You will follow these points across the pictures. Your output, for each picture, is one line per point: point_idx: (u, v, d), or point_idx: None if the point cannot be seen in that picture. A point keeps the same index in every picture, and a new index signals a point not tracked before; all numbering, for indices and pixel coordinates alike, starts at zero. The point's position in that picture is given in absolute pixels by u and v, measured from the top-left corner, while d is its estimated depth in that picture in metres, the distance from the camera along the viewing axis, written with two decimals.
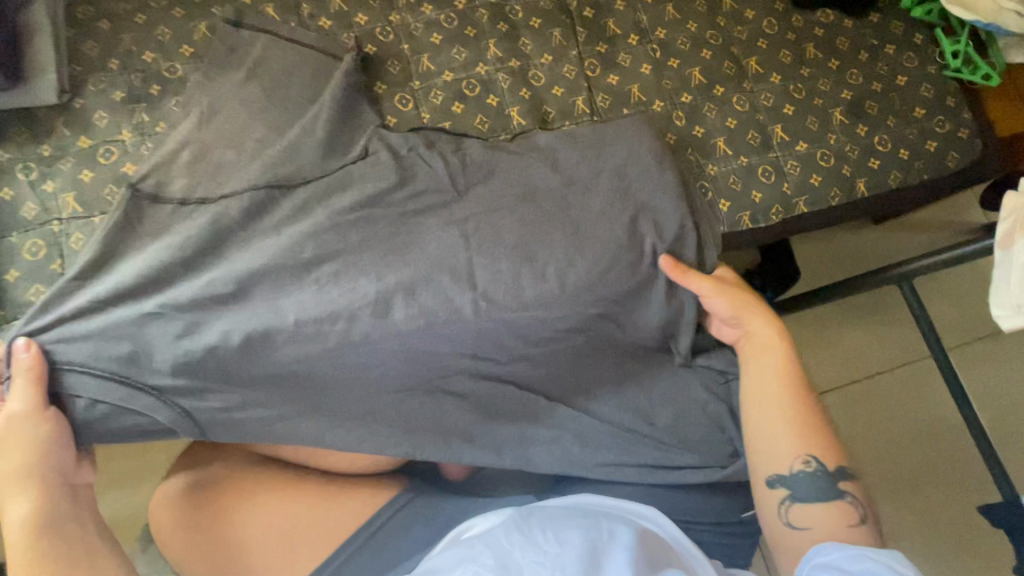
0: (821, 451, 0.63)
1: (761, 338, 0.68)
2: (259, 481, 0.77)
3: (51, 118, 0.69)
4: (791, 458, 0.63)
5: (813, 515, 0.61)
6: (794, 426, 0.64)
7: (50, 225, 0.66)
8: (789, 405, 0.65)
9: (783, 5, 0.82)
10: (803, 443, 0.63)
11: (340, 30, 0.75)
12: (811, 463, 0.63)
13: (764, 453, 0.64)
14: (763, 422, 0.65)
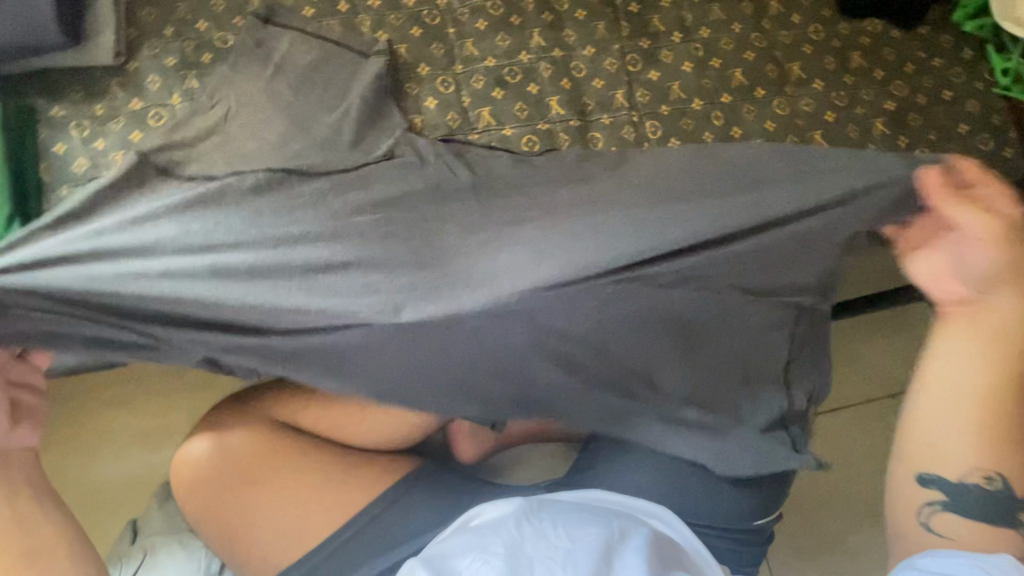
0: (1009, 472, 0.60)
1: (1005, 322, 0.63)
2: (276, 447, 0.78)
3: (105, 78, 0.71)
4: (968, 468, 0.61)
5: (962, 529, 0.60)
6: (981, 426, 0.62)
7: (99, 181, 0.68)
8: (984, 409, 0.62)
9: (831, 12, 0.81)
10: (981, 457, 0.61)
11: (388, 11, 0.76)
12: (995, 482, 0.60)
13: (943, 446, 0.63)
14: (953, 419, 0.63)
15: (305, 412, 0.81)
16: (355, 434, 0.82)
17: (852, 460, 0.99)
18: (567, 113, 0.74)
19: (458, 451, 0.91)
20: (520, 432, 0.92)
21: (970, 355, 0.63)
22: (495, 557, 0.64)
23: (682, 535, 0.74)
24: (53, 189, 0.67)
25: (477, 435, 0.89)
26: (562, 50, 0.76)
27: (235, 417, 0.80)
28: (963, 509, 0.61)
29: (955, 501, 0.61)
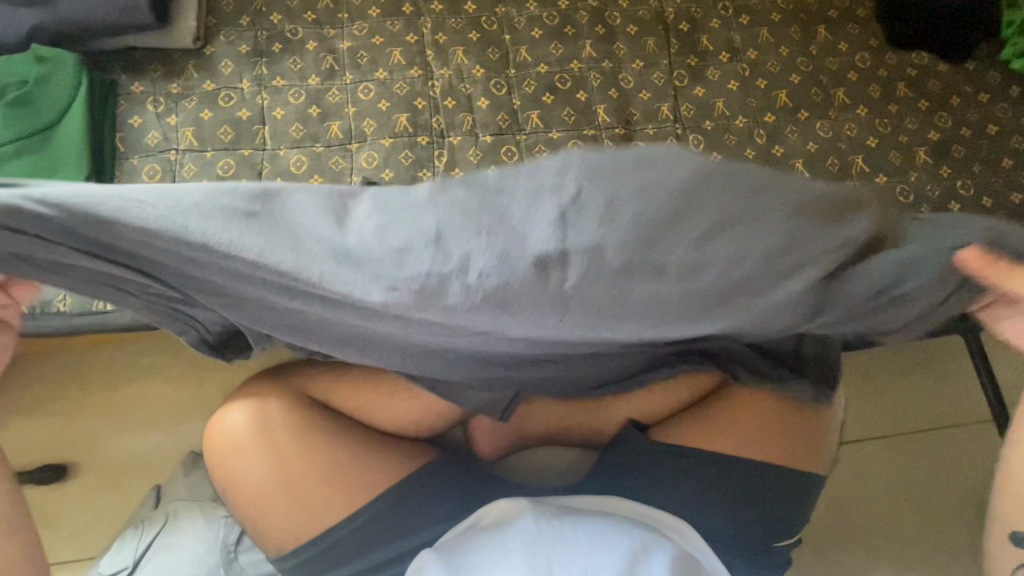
0: None
1: None
2: (309, 423, 0.79)
3: (183, 60, 0.76)
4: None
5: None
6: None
7: (168, 153, 0.72)
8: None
9: (878, 43, 0.83)
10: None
11: (449, 14, 0.80)
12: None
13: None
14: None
15: (335, 392, 0.84)
16: (381, 417, 0.84)
17: (877, 493, 0.97)
18: (613, 120, 0.77)
19: (478, 446, 0.92)
20: (541, 433, 0.94)
21: None
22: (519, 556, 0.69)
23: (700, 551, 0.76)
24: (125, 158, 0.72)
25: (498, 431, 0.91)
26: (611, 61, 0.79)
27: (271, 389, 0.81)
28: None
29: None
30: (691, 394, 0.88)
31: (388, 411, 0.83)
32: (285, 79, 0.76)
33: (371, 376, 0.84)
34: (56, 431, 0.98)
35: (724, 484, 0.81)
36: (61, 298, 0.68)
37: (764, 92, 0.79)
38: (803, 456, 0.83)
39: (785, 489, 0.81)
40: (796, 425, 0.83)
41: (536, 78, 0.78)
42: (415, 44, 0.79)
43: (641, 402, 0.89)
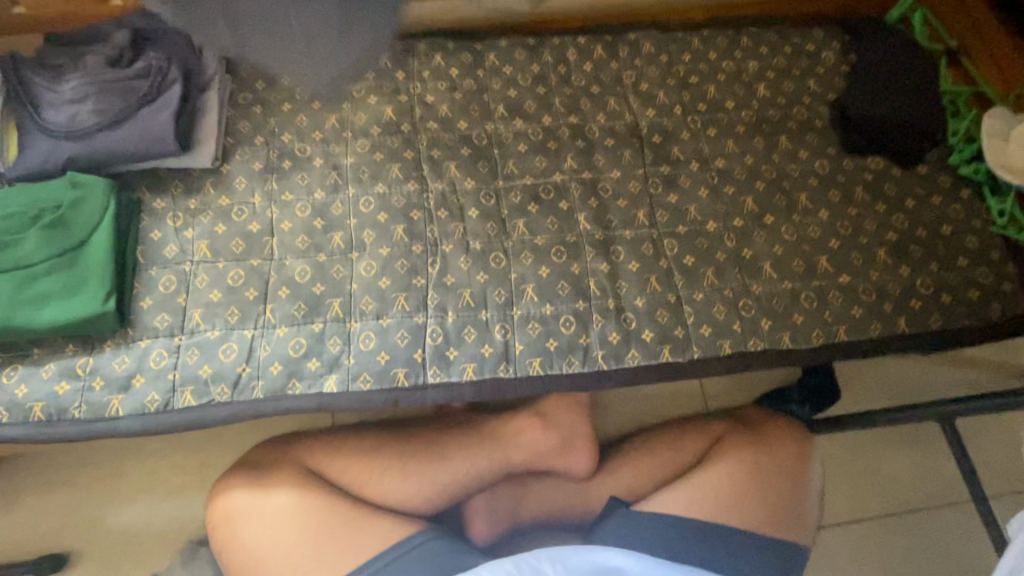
0: None
1: None
2: (308, 508, 0.80)
3: (202, 178, 0.84)
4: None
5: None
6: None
7: (183, 264, 0.79)
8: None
9: (835, 151, 0.90)
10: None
11: (443, 132, 0.89)
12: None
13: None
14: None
15: (330, 471, 0.86)
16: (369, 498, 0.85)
17: (871, 567, 0.98)
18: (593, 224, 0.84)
19: (471, 532, 0.92)
20: (536, 516, 0.95)
21: None
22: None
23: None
24: (144, 270, 0.79)
25: (491, 516, 0.92)
26: (593, 168, 0.87)
27: (270, 472, 0.84)
28: None
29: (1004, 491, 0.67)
30: (675, 472, 0.94)
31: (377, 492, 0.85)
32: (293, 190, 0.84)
33: (365, 459, 0.87)
34: (56, 518, 1.00)
35: (710, 549, 0.81)
36: (77, 405, 0.72)
37: (732, 195, 0.86)
38: (787, 526, 0.85)
39: (773, 565, 0.82)
40: (780, 499, 0.86)
41: (522, 187, 0.85)
42: (411, 160, 0.86)
43: (630, 477, 0.95)
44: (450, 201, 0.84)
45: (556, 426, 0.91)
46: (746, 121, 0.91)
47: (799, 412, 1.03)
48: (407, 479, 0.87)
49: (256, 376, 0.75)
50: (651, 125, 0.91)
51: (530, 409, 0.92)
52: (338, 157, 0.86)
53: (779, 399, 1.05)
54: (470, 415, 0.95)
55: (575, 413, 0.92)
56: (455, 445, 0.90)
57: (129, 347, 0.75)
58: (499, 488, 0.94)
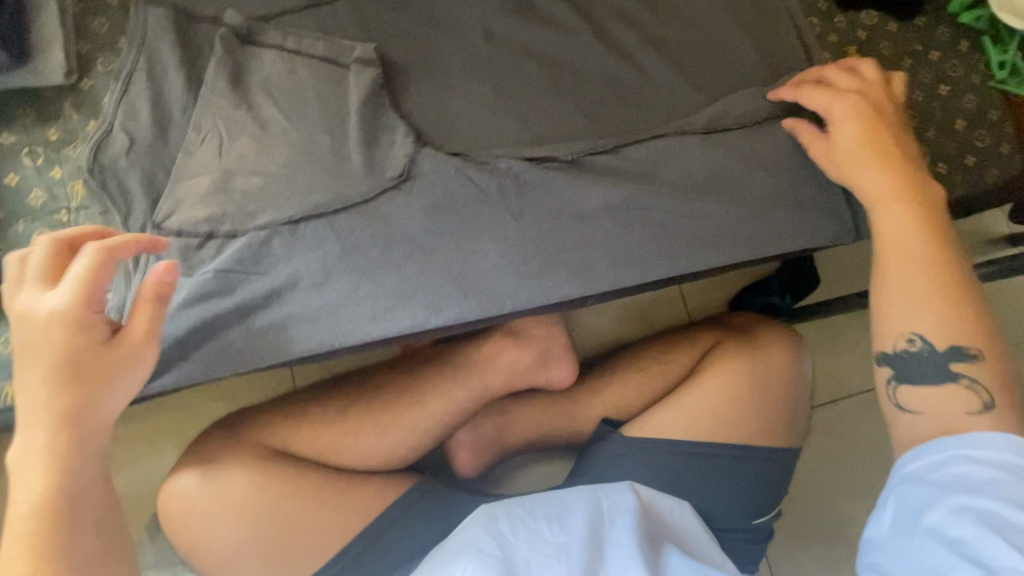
0: (929, 330, 0.61)
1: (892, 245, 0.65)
2: (273, 484, 0.72)
3: (58, 99, 0.66)
4: (892, 336, 0.63)
5: (926, 400, 0.61)
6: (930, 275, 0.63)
7: (58, 214, 0.63)
8: (930, 270, 0.63)
9: (826, 5, 0.78)
10: (947, 329, 0.61)
11: (360, 15, 0.71)
12: (915, 344, 0.62)
13: (884, 319, 0.64)
14: (897, 264, 0.65)
15: (294, 438, 0.77)
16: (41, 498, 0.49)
17: (849, 446, 1.01)
18: (555, 118, 0.70)
19: (457, 464, 0.89)
20: (522, 440, 0.92)
21: (889, 284, 0.64)
22: (491, 559, 0.64)
23: (678, 514, 0.74)
24: (7, 226, 0.63)
25: (476, 446, 0.88)
26: (550, 48, 0.72)
27: (226, 450, 0.74)
28: (912, 380, 0.62)
29: (910, 372, 0.62)
30: (663, 383, 0.90)
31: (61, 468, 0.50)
32: (196, 155, 0.65)
33: (333, 416, 0.79)
34: None
35: (704, 471, 0.80)
36: None
37: (713, 64, 0.74)
38: (779, 434, 0.84)
39: (768, 472, 0.82)
40: (773, 406, 0.84)
41: (467, 80, 0.70)
42: (325, 55, 0.68)
43: (616, 397, 0.91)
44: (382, 100, 0.68)
45: (534, 341, 0.85)
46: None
47: (780, 303, 1.00)
48: (382, 431, 0.79)
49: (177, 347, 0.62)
50: (633, 31, 0.74)
51: (502, 328, 0.85)
52: (237, 55, 0.67)
53: (759, 292, 1.02)
54: (440, 347, 0.87)
55: (548, 325, 0.86)
56: (429, 385, 0.82)
57: None
58: (480, 418, 0.89)
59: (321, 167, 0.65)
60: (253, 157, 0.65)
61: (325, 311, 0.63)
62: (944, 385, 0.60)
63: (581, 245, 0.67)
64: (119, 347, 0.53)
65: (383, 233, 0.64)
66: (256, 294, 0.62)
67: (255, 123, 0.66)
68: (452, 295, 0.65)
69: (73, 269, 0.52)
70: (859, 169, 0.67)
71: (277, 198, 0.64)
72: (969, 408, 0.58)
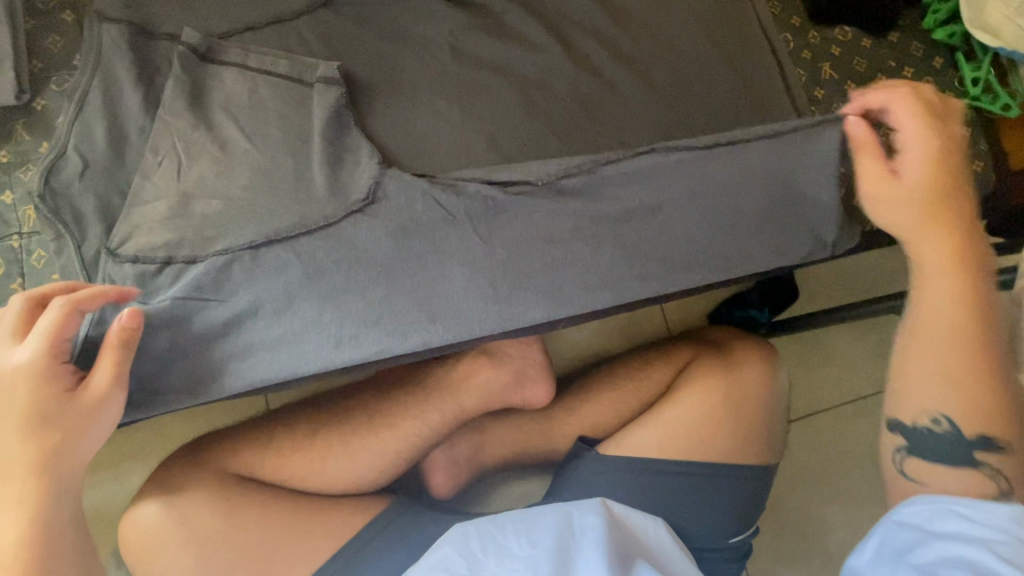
0: (954, 413, 0.62)
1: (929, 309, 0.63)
2: (238, 510, 0.71)
3: (9, 120, 0.64)
4: (914, 410, 0.64)
5: (937, 479, 0.63)
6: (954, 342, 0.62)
7: (9, 239, 0.62)
8: (954, 327, 0.62)
9: (800, 20, 0.78)
10: (971, 408, 0.61)
11: (325, 32, 0.69)
12: (940, 423, 0.63)
13: (906, 394, 0.65)
14: (937, 331, 0.63)
15: (261, 463, 0.76)
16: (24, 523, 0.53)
17: (827, 459, 1.00)
18: (524, 137, 0.69)
19: (432, 484, 0.87)
20: (498, 459, 0.91)
21: (919, 356, 0.64)
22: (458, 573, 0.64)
23: (648, 527, 0.75)
24: None
25: (451, 466, 0.87)
26: (520, 66, 0.71)
27: (190, 476, 0.73)
28: (924, 455, 0.64)
29: (925, 450, 0.64)
30: (641, 400, 0.90)
31: (41, 494, 0.53)
32: (153, 177, 0.63)
33: (301, 440, 0.77)
34: None
35: (679, 490, 0.80)
36: None
37: (685, 81, 0.72)
38: (756, 451, 0.83)
39: (744, 490, 0.81)
40: (748, 423, 0.83)
41: (434, 99, 0.69)
42: (288, 73, 0.66)
43: (593, 415, 0.90)
44: (346, 119, 0.66)
45: (509, 361, 0.84)
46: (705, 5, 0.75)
47: (759, 317, 0.99)
48: (351, 454, 0.78)
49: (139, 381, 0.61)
50: (605, 48, 0.72)
51: (476, 347, 0.83)
52: (196, 73, 0.65)
53: (738, 305, 1.01)
54: (413, 365, 0.86)
55: (524, 344, 0.85)
56: (401, 405, 0.81)
57: None
58: (455, 438, 0.88)
59: (283, 189, 0.63)
60: (213, 179, 0.63)
61: (285, 337, 0.61)
62: (962, 469, 0.62)
63: (552, 267, 0.65)
64: (86, 395, 0.55)
65: (346, 256, 0.62)
66: (217, 323, 0.60)
67: (214, 144, 0.64)
68: (417, 320, 0.63)
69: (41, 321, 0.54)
70: (910, 206, 0.62)
71: (238, 221, 0.62)
72: (977, 491, 0.61)
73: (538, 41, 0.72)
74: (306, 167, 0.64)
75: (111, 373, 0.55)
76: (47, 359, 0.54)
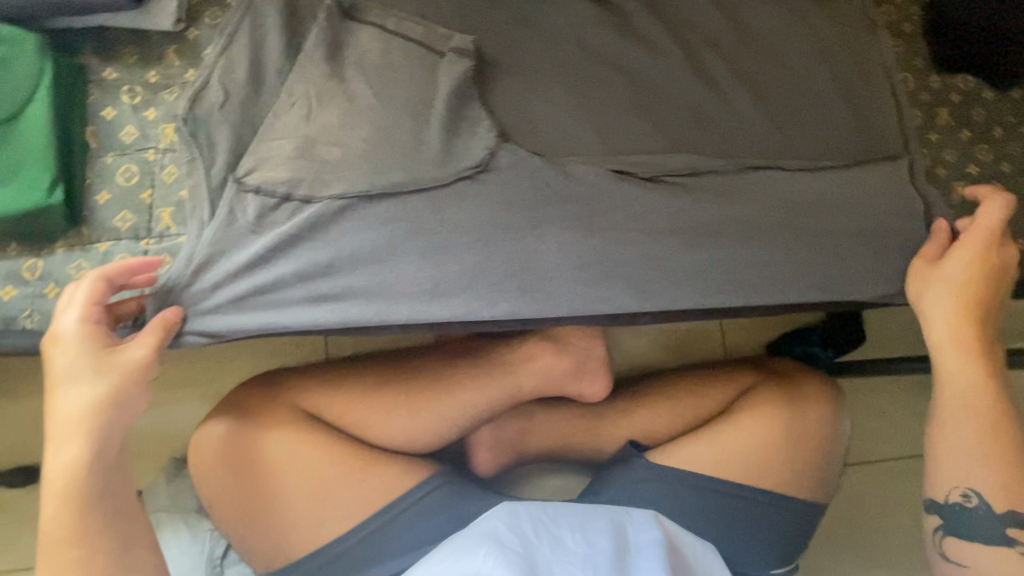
0: (983, 487, 0.70)
1: (963, 425, 0.71)
2: (303, 447, 0.73)
3: (164, 44, 0.68)
4: (948, 489, 0.72)
5: (972, 554, 0.71)
6: (980, 424, 0.70)
7: (146, 152, 0.65)
8: (990, 444, 0.70)
9: (921, 63, 0.78)
10: (996, 485, 0.69)
11: (459, 6, 0.72)
12: (970, 499, 0.71)
13: (935, 479, 0.74)
14: (954, 452, 0.71)
15: (327, 407, 0.78)
16: (64, 469, 0.58)
17: (869, 512, 0.98)
18: (634, 134, 0.70)
19: (474, 460, 0.88)
20: (541, 448, 0.92)
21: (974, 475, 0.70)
22: (513, 551, 0.64)
23: (702, 556, 0.72)
24: (97, 157, 0.65)
25: (495, 446, 0.88)
26: (639, 65, 0.72)
27: (261, 407, 0.75)
28: (962, 533, 0.71)
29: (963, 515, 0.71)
30: (694, 416, 0.89)
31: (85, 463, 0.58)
32: (286, 117, 0.66)
33: (365, 393, 0.79)
34: (19, 431, 0.91)
35: (726, 509, 0.79)
36: (28, 314, 0.61)
37: (801, 106, 0.73)
38: (805, 486, 0.82)
39: (789, 523, 0.80)
40: (803, 456, 0.82)
41: (552, 85, 0.71)
42: (421, 40, 0.69)
43: (643, 421, 0.90)
44: (470, 91, 0.68)
45: (571, 352, 0.84)
46: (834, 35, 0.75)
47: (821, 355, 0.98)
48: (410, 414, 0.80)
49: (242, 307, 0.63)
50: (724, 61, 0.73)
51: (540, 332, 0.84)
52: (337, 27, 0.69)
53: (800, 341, 1.00)
54: (477, 341, 0.87)
55: (588, 339, 0.86)
56: (462, 376, 0.82)
57: (86, 249, 0.63)
58: (504, 419, 0.89)
59: (402, 146, 0.66)
60: (339, 127, 0.66)
61: (383, 289, 0.64)
62: (997, 546, 0.69)
63: (643, 263, 0.66)
64: (122, 362, 0.59)
65: (451, 221, 0.65)
66: (321, 261, 0.63)
67: (344, 95, 0.67)
68: (509, 291, 0.65)
69: (80, 293, 0.59)
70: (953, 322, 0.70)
71: (356, 169, 0.65)
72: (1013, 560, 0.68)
73: (661, 45, 0.73)
74: (426, 129, 0.67)
75: (150, 347, 0.60)
76: (93, 330, 0.59)
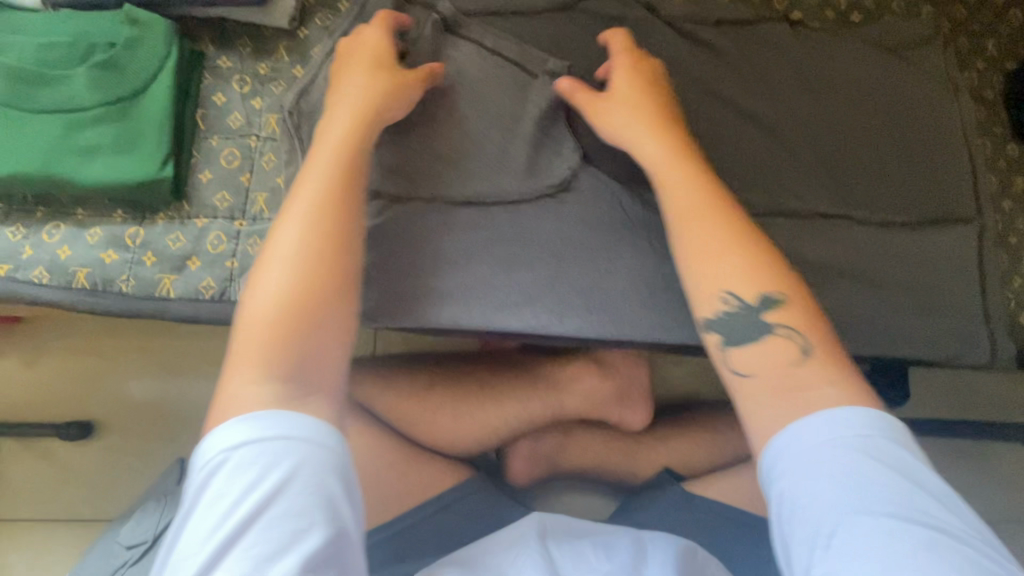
0: (738, 287, 0.54)
1: (683, 195, 0.59)
2: (355, 435, 0.75)
3: (276, 40, 0.72)
4: (714, 294, 0.55)
5: (758, 360, 0.52)
6: (743, 249, 0.55)
7: (249, 138, 0.69)
8: (734, 242, 0.56)
9: (1000, 130, 0.79)
10: (745, 277, 0.54)
11: (555, 32, 0.75)
12: (732, 301, 0.54)
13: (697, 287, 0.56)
14: (699, 253, 0.56)
15: (380, 399, 0.81)
16: (268, 305, 0.52)
17: None
18: (711, 170, 0.72)
19: (509, 470, 0.89)
20: (575, 465, 0.92)
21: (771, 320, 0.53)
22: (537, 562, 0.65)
23: None
24: (204, 138, 0.69)
25: (532, 459, 0.89)
26: (722, 103, 0.74)
27: None
28: (731, 333, 0.54)
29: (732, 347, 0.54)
30: (732, 452, 0.90)
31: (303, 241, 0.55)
32: None
33: (417, 390, 0.82)
34: (80, 386, 0.96)
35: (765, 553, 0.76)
36: (125, 278, 0.65)
37: (880, 158, 0.73)
38: None
39: None
40: None
41: None
42: (516, 59, 0.72)
43: (680, 452, 0.90)
44: (558, 113, 0.71)
45: (618, 374, 0.86)
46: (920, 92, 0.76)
47: None
48: (456, 416, 0.82)
49: None
50: (806, 107, 0.75)
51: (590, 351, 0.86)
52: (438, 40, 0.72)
53: None
54: (526, 353, 0.89)
55: (635, 363, 0.87)
56: (511, 384, 0.84)
57: (184, 223, 0.66)
58: (543, 433, 0.90)
59: (489, 158, 0.69)
60: (431, 134, 0.69)
61: (457, 291, 0.66)
62: (769, 340, 0.52)
63: None
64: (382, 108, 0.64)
65: (529, 234, 0.67)
66: (403, 259, 0.66)
67: (438, 105, 0.70)
68: (577, 308, 0.66)
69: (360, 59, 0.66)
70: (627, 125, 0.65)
71: (445, 175, 0.68)
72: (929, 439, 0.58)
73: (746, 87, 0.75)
74: (514, 144, 0.69)
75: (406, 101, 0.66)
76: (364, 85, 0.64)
